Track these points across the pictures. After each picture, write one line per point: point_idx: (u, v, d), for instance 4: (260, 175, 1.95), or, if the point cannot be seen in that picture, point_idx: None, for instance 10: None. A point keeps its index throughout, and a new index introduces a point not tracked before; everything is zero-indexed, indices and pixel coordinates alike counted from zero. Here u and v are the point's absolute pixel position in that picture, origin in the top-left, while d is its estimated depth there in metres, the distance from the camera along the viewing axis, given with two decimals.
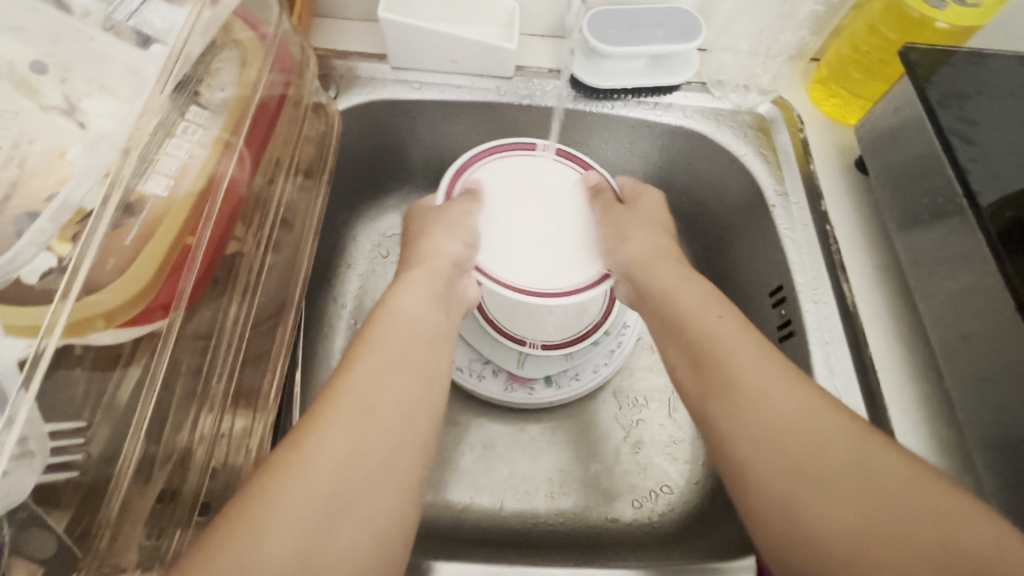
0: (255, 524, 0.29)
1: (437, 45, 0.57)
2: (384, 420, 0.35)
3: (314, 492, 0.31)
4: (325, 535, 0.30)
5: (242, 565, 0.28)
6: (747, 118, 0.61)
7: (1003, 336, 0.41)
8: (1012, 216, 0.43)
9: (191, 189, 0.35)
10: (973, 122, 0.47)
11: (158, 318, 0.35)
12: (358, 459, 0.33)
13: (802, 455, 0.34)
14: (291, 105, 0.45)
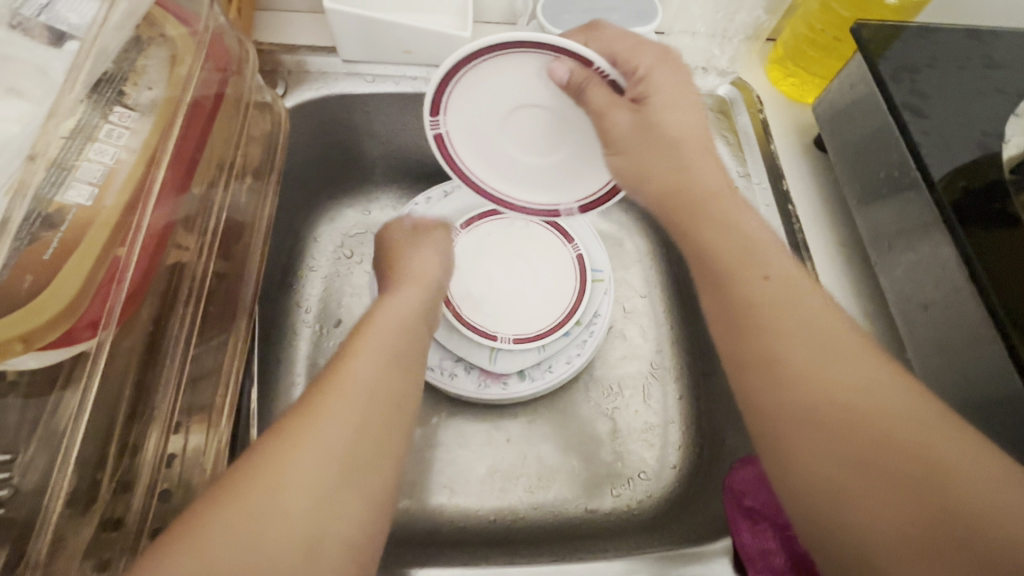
0: (273, 478, 0.30)
1: (389, 36, 0.55)
2: (385, 393, 0.36)
3: (317, 458, 0.31)
4: (339, 497, 0.31)
5: (261, 517, 0.29)
6: (707, 100, 0.61)
7: (960, 307, 0.42)
8: (965, 188, 0.43)
9: (119, 196, 0.33)
10: (925, 95, 0.47)
11: (86, 338, 0.32)
12: (366, 427, 0.34)
13: (859, 438, 0.29)
14: (231, 102, 0.43)
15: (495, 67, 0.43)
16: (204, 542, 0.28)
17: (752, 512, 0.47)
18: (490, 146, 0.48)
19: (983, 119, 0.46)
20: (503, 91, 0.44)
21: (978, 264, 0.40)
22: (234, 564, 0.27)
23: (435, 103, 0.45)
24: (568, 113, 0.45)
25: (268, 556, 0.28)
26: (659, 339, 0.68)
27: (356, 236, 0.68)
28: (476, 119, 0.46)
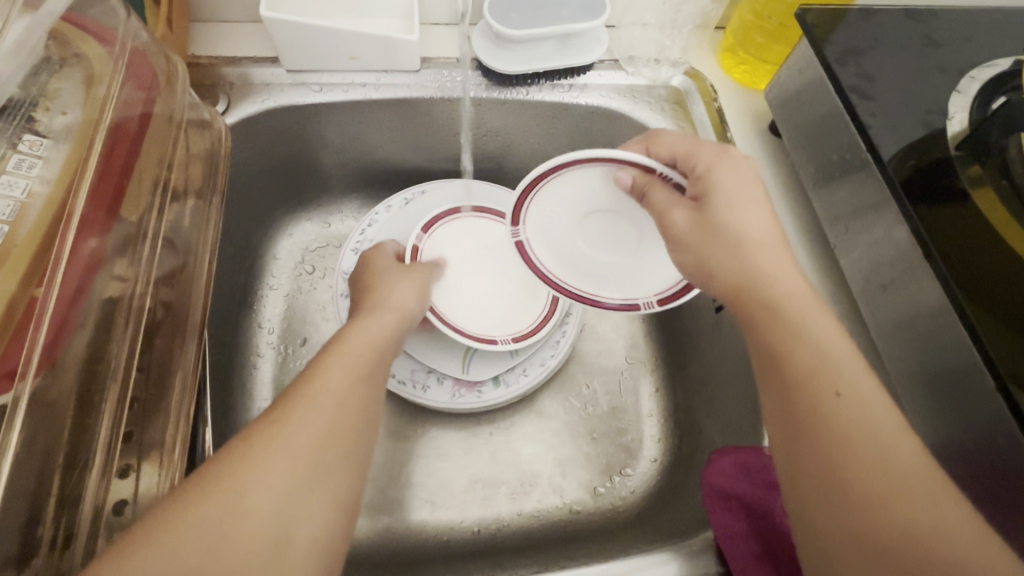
0: (224, 498, 0.30)
1: (333, 43, 0.53)
2: (357, 399, 0.37)
3: (267, 493, 0.31)
4: (303, 499, 0.32)
5: (230, 515, 0.29)
6: (662, 91, 0.61)
7: (916, 285, 0.42)
8: (914, 167, 0.44)
9: (36, 227, 0.32)
10: (871, 77, 0.48)
11: (1, 387, 0.30)
12: (335, 436, 0.35)
13: (852, 475, 0.32)
14: (162, 121, 0.41)
15: (562, 176, 0.47)
16: (170, 534, 0.28)
17: (727, 498, 0.46)
18: (561, 240, 0.51)
19: (929, 97, 0.47)
20: (590, 194, 0.48)
21: (931, 241, 0.41)
22: (197, 564, 0.28)
23: (520, 199, 0.48)
24: (634, 216, 0.49)
25: (231, 556, 0.28)
26: (634, 334, 0.67)
27: (317, 249, 0.66)
28: (559, 220, 0.50)
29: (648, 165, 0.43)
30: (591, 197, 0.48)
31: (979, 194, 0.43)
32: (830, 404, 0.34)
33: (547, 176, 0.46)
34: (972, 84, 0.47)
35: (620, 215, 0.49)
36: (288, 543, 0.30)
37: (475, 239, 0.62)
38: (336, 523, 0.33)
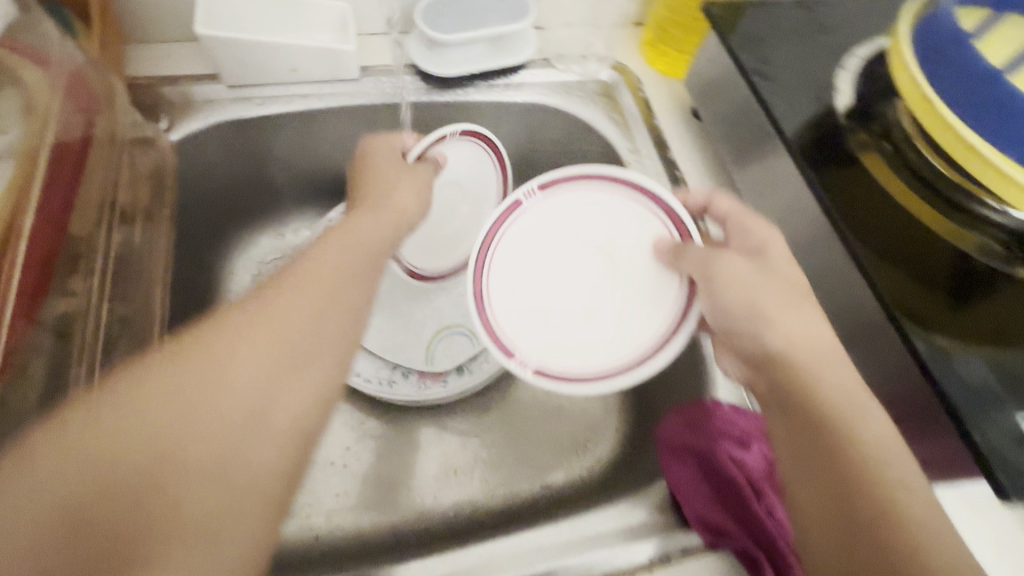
0: (202, 371, 0.31)
1: (270, 56, 0.55)
2: (343, 296, 0.37)
3: (236, 380, 0.31)
4: (281, 384, 0.33)
5: (205, 383, 0.31)
6: (593, 85, 0.65)
7: (823, 242, 0.47)
8: (812, 138, 0.49)
9: None
10: (768, 61, 0.53)
11: None
12: (315, 328, 0.35)
13: (858, 533, 0.32)
14: (100, 144, 0.47)
15: (561, 196, 0.48)
16: (149, 389, 0.30)
17: (679, 451, 0.49)
18: (556, 261, 0.47)
19: (821, 76, 0.52)
20: (585, 228, 0.48)
21: (830, 201, 0.46)
22: (170, 423, 0.29)
23: (508, 208, 0.47)
24: (630, 272, 0.46)
25: (203, 421, 0.30)
26: None
27: (274, 266, 0.62)
28: (543, 249, 0.48)
29: (663, 218, 0.45)
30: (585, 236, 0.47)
31: (866, 157, 0.49)
32: (846, 475, 0.33)
33: (541, 191, 0.47)
34: (855, 61, 0.53)
35: (609, 260, 0.47)
36: (263, 421, 0.32)
37: (473, 177, 0.59)
38: (316, 412, 0.34)
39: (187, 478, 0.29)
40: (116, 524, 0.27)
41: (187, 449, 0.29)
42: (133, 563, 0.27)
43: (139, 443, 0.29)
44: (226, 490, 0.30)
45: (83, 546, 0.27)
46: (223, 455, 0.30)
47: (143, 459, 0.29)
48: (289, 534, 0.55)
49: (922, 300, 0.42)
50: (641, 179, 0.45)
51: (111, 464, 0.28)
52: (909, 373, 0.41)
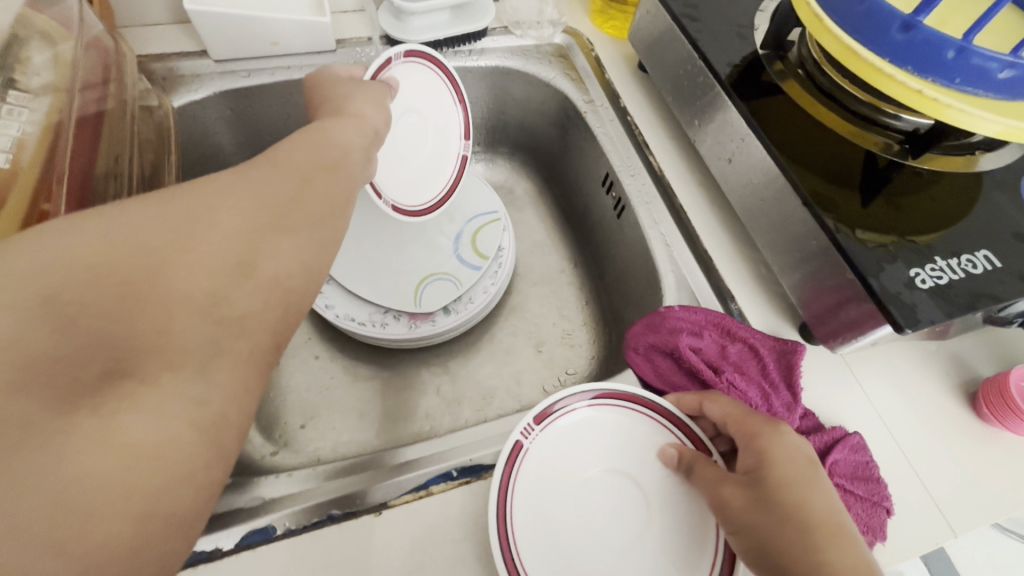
0: (196, 215, 0.31)
1: (254, 29, 0.60)
2: (318, 195, 0.37)
3: (224, 232, 0.31)
4: (263, 241, 0.32)
5: (193, 219, 0.30)
6: (548, 48, 0.72)
7: (750, 156, 0.54)
8: (737, 69, 0.57)
9: (33, 162, 0.37)
10: (697, 7, 0.60)
11: None
12: (296, 202, 0.35)
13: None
14: (117, 109, 0.45)
15: (562, 424, 0.44)
16: (135, 220, 0.29)
17: (649, 351, 0.52)
18: (548, 469, 0.43)
19: (741, 18, 0.60)
20: (591, 455, 0.44)
21: (753, 118, 0.53)
22: (155, 251, 0.28)
23: (511, 456, 0.42)
24: (660, 505, 0.42)
25: (193, 256, 0.29)
26: (561, 262, 0.77)
27: None
28: (557, 487, 0.42)
29: (661, 420, 0.45)
30: (595, 469, 0.43)
31: (787, 85, 0.56)
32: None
33: (539, 426, 0.43)
34: (770, 5, 0.61)
35: (635, 488, 0.43)
36: (250, 269, 0.31)
37: (427, 107, 0.64)
38: (297, 273, 0.34)
39: (176, 306, 0.28)
40: (102, 341, 0.26)
41: (174, 276, 0.28)
42: (128, 377, 0.26)
43: (122, 265, 0.27)
44: (214, 322, 0.29)
45: (69, 359, 0.25)
46: (208, 294, 0.29)
47: (129, 278, 0.27)
48: (297, 463, 0.58)
49: (828, 191, 0.50)
50: (630, 388, 0.46)
51: (91, 283, 0.26)
52: (825, 249, 0.48)
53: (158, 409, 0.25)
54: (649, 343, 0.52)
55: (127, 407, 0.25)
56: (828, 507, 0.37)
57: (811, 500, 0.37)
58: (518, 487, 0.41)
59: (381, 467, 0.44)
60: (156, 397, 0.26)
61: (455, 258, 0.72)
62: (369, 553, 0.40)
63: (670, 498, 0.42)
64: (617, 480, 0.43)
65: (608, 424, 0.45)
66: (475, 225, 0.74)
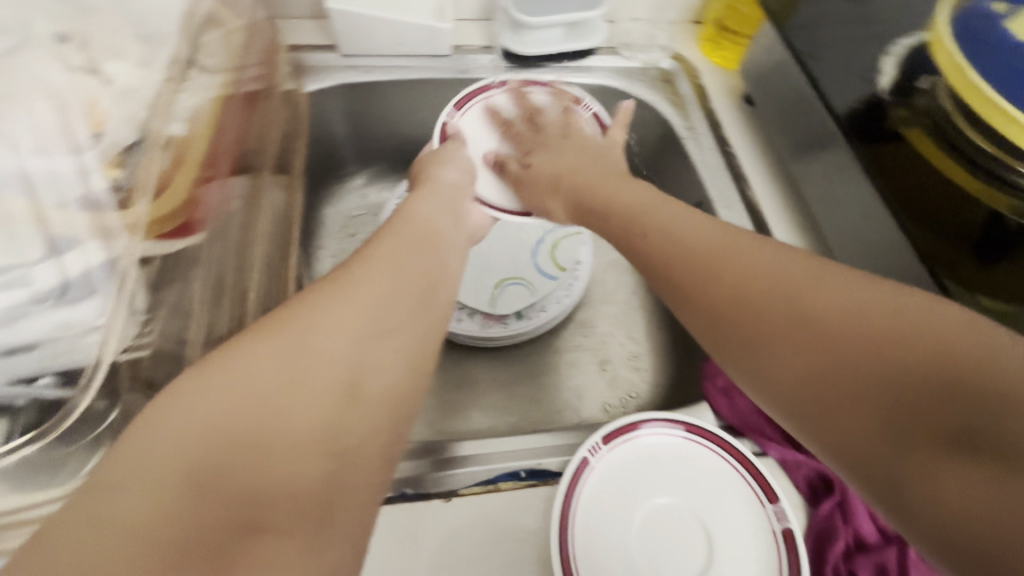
0: (298, 347, 0.28)
1: (383, 30, 0.65)
2: (414, 278, 0.35)
3: (327, 356, 0.29)
4: (368, 351, 0.30)
5: (295, 356, 0.28)
6: (654, 72, 0.73)
7: (860, 201, 0.52)
8: (857, 112, 0.55)
9: (203, 130, 0.39)
10: (819, 45, 0.59)
11: (195, 231, 0.37)
12: (394, 297, 0.33)
13: (735, 298, 0.34)
14: (268, 92, 0.49)
15: (634, 447, 0.44)
16: (239, 369, 0.27)
17: (726, 389, 0.50)
18: (613, 489, 0.43)
19: (865, 59, 0.59)
20: (658, 480, 0.44)
21: (869, 164, 0.51)
22: (261, 396, 0.26)
23: (577, 469, 0.42)
24: (728, 542, 0.41)
25: (306, 394, 0.27)
26: (635, 284, 0.77)
27: (357, 216, 0.74)
28: (624, 506, 0.42)
29: (728, 457, 0.44)
30: (661, 495, 0.43)
31: (911, 133, 0.54)
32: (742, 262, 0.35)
33: (607, 444, 0.44)
34: (900, 49, 0.60)
35: (703, 529, 0.42)
36: (359, 388, 0.29)
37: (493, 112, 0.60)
38: (402, 376, 0.31)
39: (294, 454, 0.26)
40: (232, 509, 0.24)
41: (291, 420, 0.26)
42: (259, 537, 0.24)
43: (240, 421, 0.26)
44: (334, 460, 0.27)
45: (198, 539, 0.23)
46: (325, 430, 0.27)
47: (246, 435, 0.25)
48: None
49: (944, 246, 0.48)
50: (703, 423, 0.45)
51: (214, 445, 0.25)
52: None
53: (285, 566, 0.24)
54: (723, 386, 0.50)
55: (260, 571, 0.23)
56: (841, 291, 0.31)
57: (761, 279, 0.34)
58: (583, 502, 0.41)
59: (443, 457, 0.46)
60: (285, 554, 0.24)
61: (532, 265, 0.73)
62: (435, 537, 0.41)
63: (740, 536, 0.41)
64: (682, 510, 0.42)
65: (675, 451, 0.45)
66: (555, 237, 0.75)
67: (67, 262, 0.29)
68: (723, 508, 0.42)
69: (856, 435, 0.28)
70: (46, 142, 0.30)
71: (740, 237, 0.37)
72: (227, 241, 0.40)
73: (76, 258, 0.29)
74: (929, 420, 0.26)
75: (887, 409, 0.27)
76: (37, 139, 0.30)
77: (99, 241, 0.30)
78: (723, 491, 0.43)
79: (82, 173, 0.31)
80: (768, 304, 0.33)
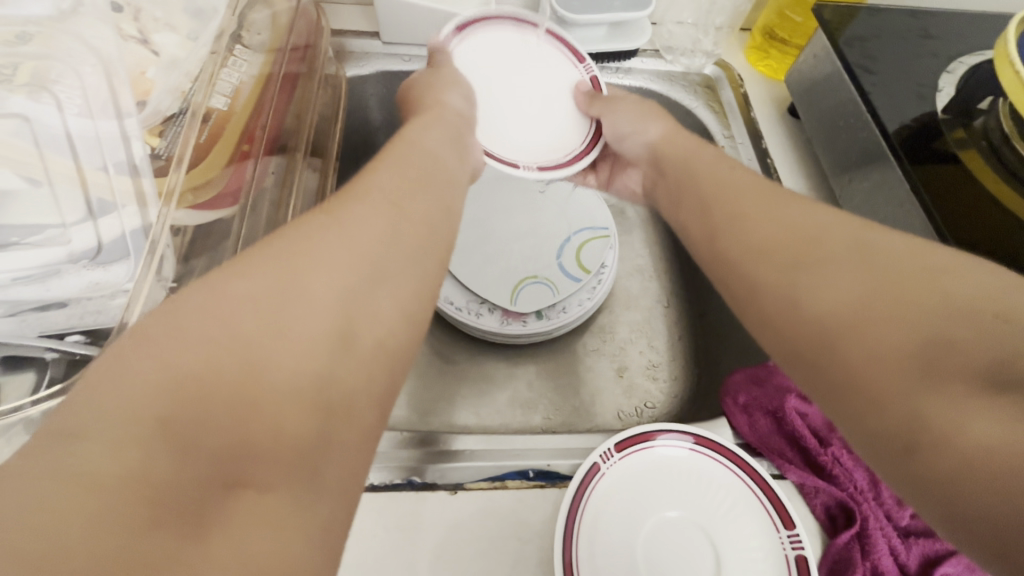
0: (285, 285, 0.26)
1: (425, 20, 0.65)
2: (416, 221, 0.33)
3: (318, 300, 0.27)
4: (362, 299, 0.28)
5: (282, 294, 0.26)
6: (696, 78, 0.71)
7: (907, 224, 0.50)
8: (910, 131, 0.52)
9: (245, 105, 0.40)
10: (874, 58, 0.57)
11: (226, 205, 0.37)
12: (391, 244, 0.31)
13: (790, 241, 0.33)
14: (310, 71, 0.49)
15: (646, 456, 0.43)
16: (227, 305, 0.25)
17: (748, 407, 0.48)
18: (623, 501, 0.42)
19: (921, 76, 0.56)
20: (670, 494, 0.42)
21: (920, 187, 0.49)
22: (248, 335, 0.24)
23: (586, 476, 0.41)
24: (739, 562, 0.40)
25: (290, 337, 0.25)
26: (661, 292, 0.76)
27: None
28: (633, 519, 0.41)
29: (744, 476, 0.43)
30: (671, 510, 0.42)
31: (966, 155, 0.52)
32: (788, 211, 0.35)
33: (619, 452, 0.43)
34: (960, 67, 0.57)
35: (709, 541, 0.41)
36: (351, 340, 0.27)
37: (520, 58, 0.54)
38: (401, 332, 0.30)
39: (282, 400, 0.24)
40: (210, 459, 0.22)
41: (275, 367, 0.25)
42: (239, 488, 0.22)
43: (217, 365, 0.23)
44: (322, 414, 0.25)
45: (177, 486, 0.21)
46: (314, 381, 0.25)
47: (227, 376, 0.23)
48: None
49: None
50: (721, 440, 0.44)
51: (190, 393, 0.23)
52: None
53: (268, 518, 0.22)
54: (744, 404, 0.48)
55: (239, 524, 0.22)
56: (848, 234, 0.32)
57: (797, 225, 0.34)
58: (592, 511, 0.40)
59: (441, 448, 0.45)
60: (270, 508, 0.23)
61: (556, 265, 0.72)
62: (438, 528, 0.41)
63: (753, 557, 0.40)
64: (693, 527, 0.41)
65: (688, 466, 0.43)
66: (582, 238, 0.74)
67: (103, 226, 0.29)
68: (736, 527, 0.41)
69: (884, 347, 0.27)
70: (92, 102, 0.29)
71: (775, 193, 0.37)
72: (257, 218, 0.41)
73: (110, 222, 0.29)
74: (963, 357, 0.25)
75: (924, 342, 0.26)
76: (85, 99, 0.29)
77: (135, 207, 0.30)
78: (737, 511, 0.42)
79: (124, 138, 0.30)
80: (821, 241, 0.32)
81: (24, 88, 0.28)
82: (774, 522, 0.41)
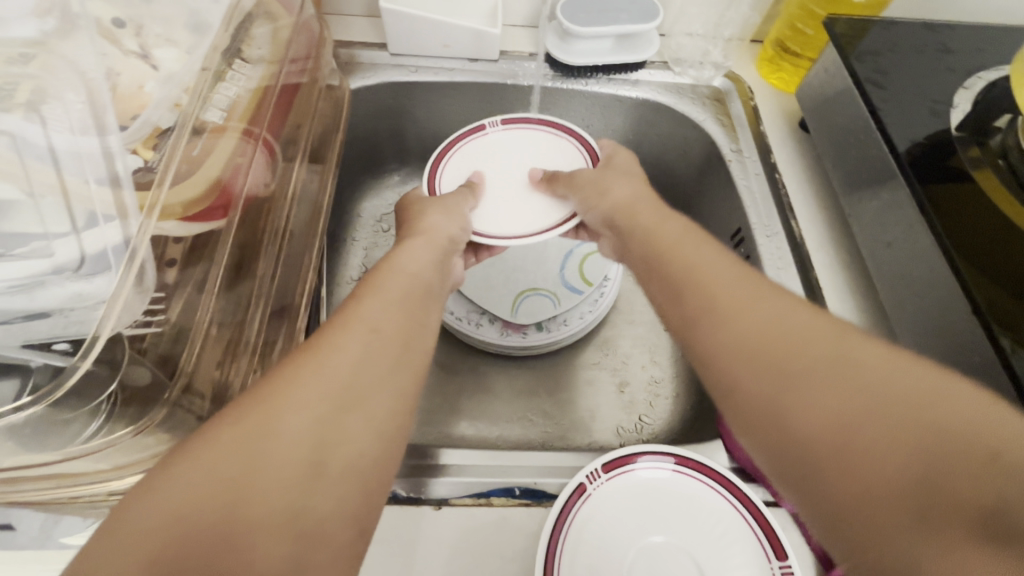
0: (268, 416, 0.28)
1: (431, 32, 0.65)
2: (390, 343, 0.33)
3: (295, 430, 0.28)
4: (338, 424, 0.29)
5: (261, 428, 0.27)
6: (705, 90, 0.69)
7: (916, 244, 0.48)
8: (921, 150, 0.51)
9: (242, 117, 0.41)
10: (885, 73, 0.55)
11: (217, 217, 0.38)
12: (368, 365, 0.32)
13: (789, 377, 0.30)
14: (309, 82, 0.50)
15: (631, 478, 0.43)
16: (212, 447, 0.26)
17: None
18: (607, 526, 0.41)
19: (935, 92, 0.54)
20: (656, 519, 0.41)
21: (930, 207, 0.47)
22: (233, 473, 0.25)
23: (572, 495, 0.40)
24: None
25: (270, 471, 0.26)
26: None
27: (390, 212, 0.76)
28: (616, 543, 0.40)
29: (735, 502, 0.41)
30: (658, 535, 0.41)
31: (979, 174, 0.50)
32: (776, 317, 0.34)
33: (606, 473, 0.42)
34: (979, 83, 0.55)
35: (696, 568, 0.39)
36: (321, 470, 0.27)
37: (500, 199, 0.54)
38: (371, 451, 0.29)
39: (259, 530, 0.25)
40: None
41: (259, 503, 0.25)
42: None
43: (202, 507, 0.24)
44: (299, 537, 0.25)
45: None
46: (288, 511, 0.26)
47: (213, 516, 0.24)
48: None
49: (1008, 302, 0.43)
50: (713, 463, 0.43)
51: (181, 535, 0.24)
52: (992, 370, 0.42)
53: None
54: None
55: None
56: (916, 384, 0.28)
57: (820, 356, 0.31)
58: (575, 532, 0.40)
59: (444, 463, 0.45)
60: None
61: (559, 276, 0.72)
62: (423, 544, 0.41)
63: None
64: (678, 552, 0.40)
65: (676, 488, 0.42)
66: (585, 250, 0.73)
67: (87, 239, 0.29)
68: (726, 554, 0.40)
69: (867, 499, 0.26)
70: (81, 123, 0.30)
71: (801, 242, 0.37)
72: (251, 229, 0.42)
73: (93, 236, 0.29)
74: (956, 505, 0.24)
75: (918, 490, 0.25)
76: (74, 117, 0.30)
77: (117, 220, 0.30)
78: (729, 538, 0.40)
79: (108, 154, 0.30)
80: (845, 407, 0.28)
81: (21, 108, 0.29)
82: (765, 550, 0.39)
